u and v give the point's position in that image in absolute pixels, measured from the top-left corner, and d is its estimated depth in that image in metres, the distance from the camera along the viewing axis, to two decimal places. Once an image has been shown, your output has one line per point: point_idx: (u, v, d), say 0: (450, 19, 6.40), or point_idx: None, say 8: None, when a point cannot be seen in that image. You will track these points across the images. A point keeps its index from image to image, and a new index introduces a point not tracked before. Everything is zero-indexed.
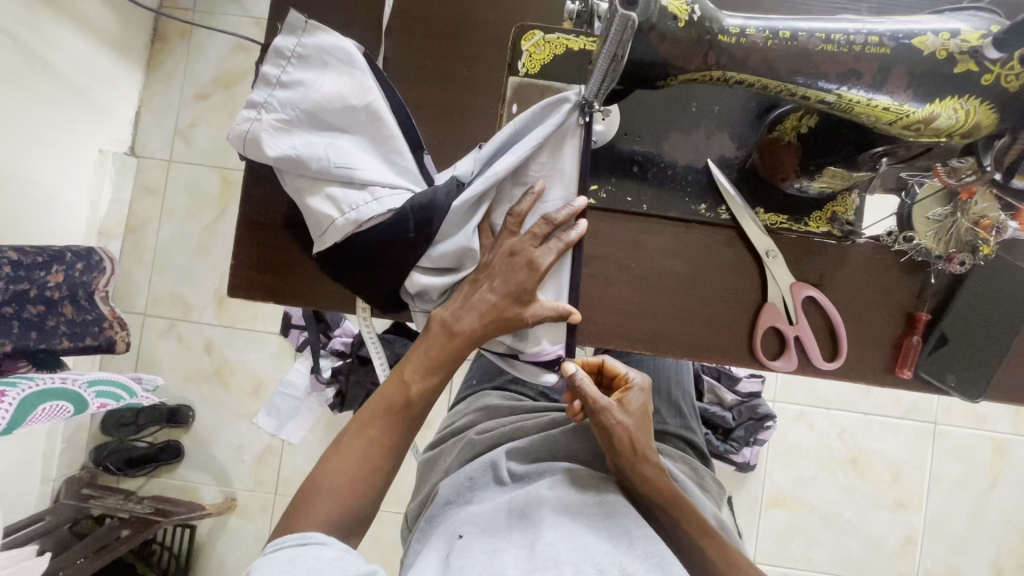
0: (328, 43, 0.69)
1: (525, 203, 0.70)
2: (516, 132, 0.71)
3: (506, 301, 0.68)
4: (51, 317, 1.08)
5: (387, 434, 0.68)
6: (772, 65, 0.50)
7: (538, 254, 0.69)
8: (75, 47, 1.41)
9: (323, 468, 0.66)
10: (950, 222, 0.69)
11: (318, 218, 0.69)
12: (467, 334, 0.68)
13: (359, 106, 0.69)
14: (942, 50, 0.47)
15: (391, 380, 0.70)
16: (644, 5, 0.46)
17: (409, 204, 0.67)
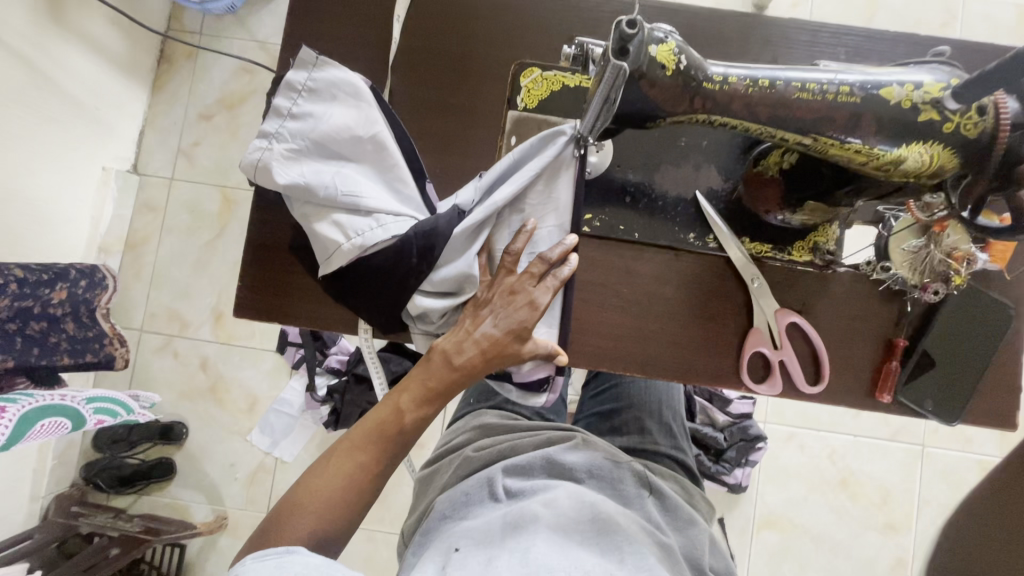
0: (338, 77, 0.73)
1: (522, 242, 0.73)
2: (514, 163, 0.75)
3: (507, 337, 0.72)
4: (52, 334, 1.10)
5: (376, 458, 0.71)
6: (753, 109, 0.53)
7: (537, 294, 0.73)
8: (83, 68, 1.45)
9: (307, 484, 0.69)
10: (924, 253, 0.72)
11: (325, 243, 0.72)
12: (466, 368, 0.72)
13: (365, 137, 0.73)
14: (907, 100, 0.51)
15: (386, 404, 0.72)
16: (635, 54, 0.50)
17: (413, 231, 0.71)
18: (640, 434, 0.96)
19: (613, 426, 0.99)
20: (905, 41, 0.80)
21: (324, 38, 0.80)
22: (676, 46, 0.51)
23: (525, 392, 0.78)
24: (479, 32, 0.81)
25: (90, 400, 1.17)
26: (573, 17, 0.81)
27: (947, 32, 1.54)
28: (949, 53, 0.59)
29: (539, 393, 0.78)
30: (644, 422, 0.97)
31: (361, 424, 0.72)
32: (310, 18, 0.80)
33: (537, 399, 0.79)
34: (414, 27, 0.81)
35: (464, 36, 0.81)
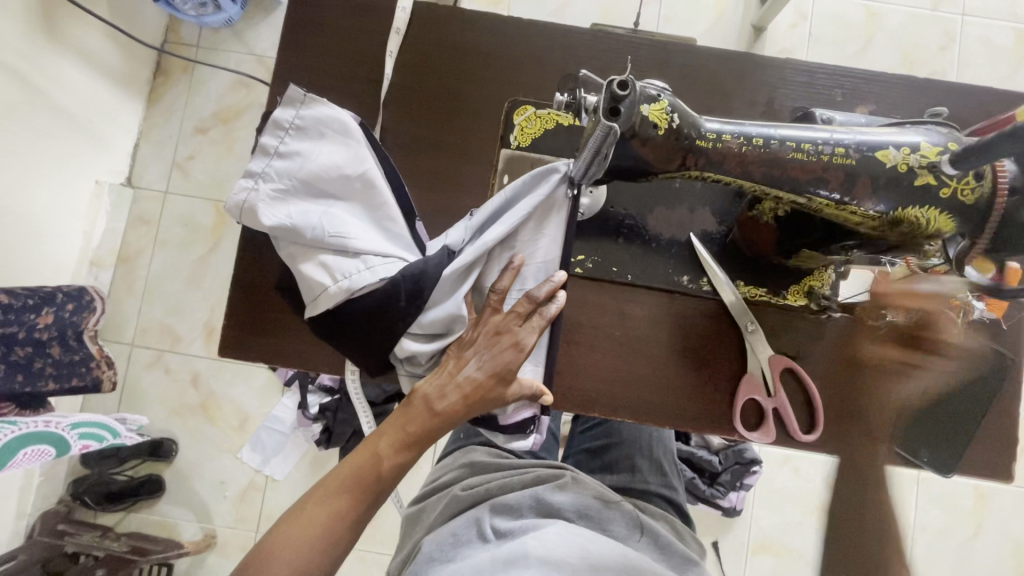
0: (326, 116, 0.72)
1: (507, 280, 0.72)
2: (505, 203, 0.74)
3: (490, 381, 0.70)
4: (38, 359, 1.09)
5: (352, 507, 0.66)
6: (747, 168, 0.53)
7: (522, 335, 0.71)
8: (77, 82, 1.41)
9: (279, 532, 0.64)
10: (922, 301, 0.72)
11: (311, 284, 0.71)
12: (448, 414, 0.69)
13: (354, 175, 0.72)
14: (904, 164, 0.50)
15: (364, 449, 0.68)
16: (626, 115, 0.49)
17: (401, 273, 0.70)
18: (630, 473, 0.95)
19: (603, 463, 0.99)
20: (904, 82, 0.79)
21: (317, 71, 0.79)
22: (669, 104, 0.51)
23: (509, 434, 0.77)
24: (473, 69, 0.80)
25: (76, 425, 1.15)
26: (568, 55, 0.81)
27: (945, 55, 1.53)
28: (944, 114, 0.58)
29: (525, 435, 0.77)
30: (634, 460, 0.96)
31: (337, 469, 0.68)
32: (302, 54, 0.80)
33: (525, 442, 0.77)
34: (407, 63, 0.80)
35: (458, 72, 0.81)
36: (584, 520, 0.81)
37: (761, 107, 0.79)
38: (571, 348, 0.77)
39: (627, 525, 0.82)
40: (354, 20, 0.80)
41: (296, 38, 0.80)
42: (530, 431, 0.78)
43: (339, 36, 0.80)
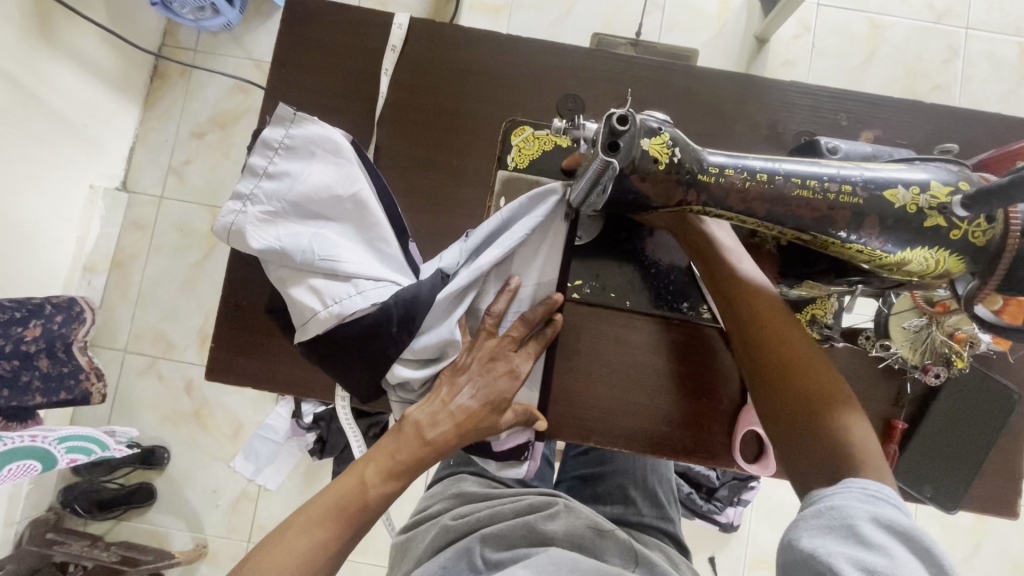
0: (317, 135, 0.70)
1: (502, 305, 0.71)
2: (501, 225, 0.72)
3: (483, 409, 0.68)
4: (24, 373, 1.07)
5: (338, 534, 0.62)
6: (749, 204, 0.51)
7: (517, 362, 0.70)
8: (72, 86, 1.39)
9: (258, 556, 0.60)
10: (925, 334, 0.69)
11: (300, 309, 0.68)
12: (440, 443, 0.67)
13: (345, 196, 0.70)
14: (913, 204, 0.48)
15: (350, 475, 0.65)
16: (626, 149, 0.47)
17: (393, 298, 0.67)
18: (624, 504, 0.93)
19: (595, 494, 0.97)
20: (909, 107, 0.78)
21: (311, 84, 0.78)
22: (669, 139, 0.49)
23: (502, 461, 0.76)
24: (470, 88, 0.79)
25: (63, 438, 1.13)
26: (566, 74, 0.79)
27: (949, 68, 1.52)
28: (954, 150, 0.59)
29: (519, 462, 0.76)
30: (628, 491, 0.95)
31: (321, 495, 0.64)
32: (294, 70, 0.78)
33: (518, 470, 0.77)
34: (403, 82, 0.79)
35: (455, 91, 0.79)
36: (578, 549, 0.78)
37: (763, 130, 0.78)
38: (564, 375, 0.76)
39: (622, 555, 0.78)
40: (347, 35, 0.79)
41: (287, 53, 0.78)
42: (524, 458, 0.77)
43: (331, 52, 0.78)
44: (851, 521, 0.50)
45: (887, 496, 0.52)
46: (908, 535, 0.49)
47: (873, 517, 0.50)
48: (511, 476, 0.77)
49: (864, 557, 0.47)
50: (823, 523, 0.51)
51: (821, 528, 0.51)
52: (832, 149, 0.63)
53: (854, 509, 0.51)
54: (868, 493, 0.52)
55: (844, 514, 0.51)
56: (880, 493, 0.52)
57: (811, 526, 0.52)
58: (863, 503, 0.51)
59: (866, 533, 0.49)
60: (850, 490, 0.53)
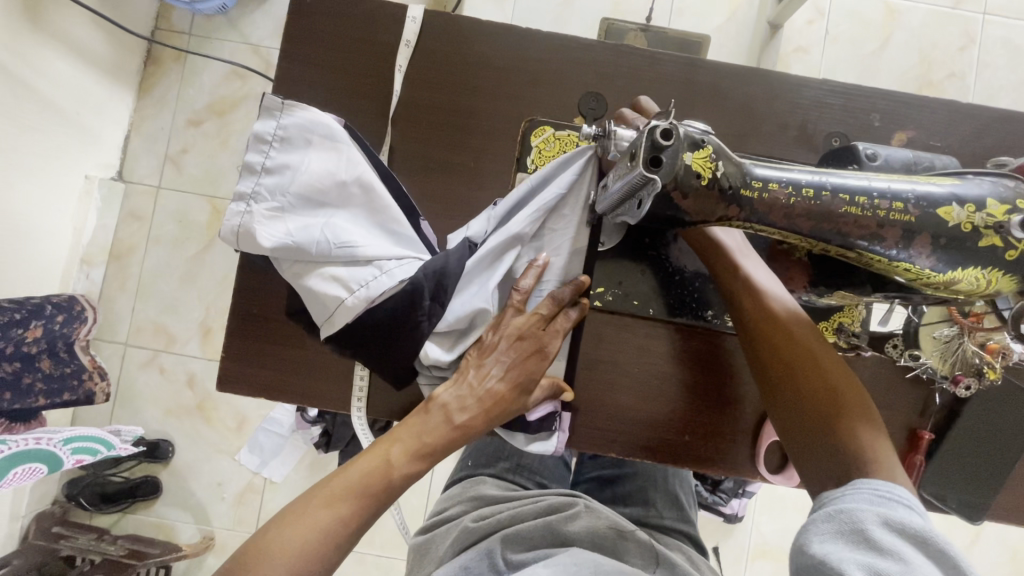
0: (310, 121, 0.66)
1: (530, 281, 0.68)
2: (527, 194, 0.69)
3: (513, 392, 0.66)
4: (26, 375, 1.04)
5: (359, 514, 0.59)
6: (793, 220, 0.48)
7: (546, 341, 0.67)
8: (63, 73, 1.33)
9: (278, 526, 0.57)
10: (956, 343, 0.68)
11: (324, 300, 0.65)
12: (469, 427, 0.64)
13: (350, 180, 0.66)
14: (967, 223, 0.46)
15: (374, 454, 0.62)
16: (669, 165, 0.44)
17: (422, 271, 0.66)
18: (643, 505, 0.92)
19: (612, 494, 0.96)
20: (943, 106, 0.75)
21: (321, 79, 0.75)
22: (713, 152, 0.47)
23: (531, 433, 0.71)
24: (487, 85, 0.76)
25: (67, 440, 1.11)
26: (585, 66, 0.76)
27: (964, 56, 1.48)
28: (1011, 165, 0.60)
29: (547, 434, 0.72)
30: (646, 492, 0.94)
31: (343, 473, 0.61)
32: (302, 65, 0.74)
33: (547, 443, 0.72)
34: (415, 78, 0.75)
35: (470, 89, 0.75)
36: (599, 550, 0.76)
37: (792, 131, 0.75)
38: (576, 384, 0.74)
39: (642, 556, 0.76)
40: (357, 28, 0.75)
41: (293, 48, 0.74)
42: (553, 430, 0.72)
43: (339, 45, 0.75)
44: (862, 526, 0.47)
45: (901, 496, 0.49)
46: (922, 537, 0.47)
47: (885, 521, 0.47)
48: (539, 451, 0.72)
49: (875, 564, 0.45)
50: (833, 529, 0.49)
51: (832, 534, 0.48)
52: (870, 156, 0.60)
53: (864, 512, 0.48)
54: (879, 494, 0.49)
55: (855, 519, 0.48)
56: (894, 494, 0.49)
57: (821, 532, 0.49)
58: (874, 506, 0.48)
59: (877, 538, 0.46)
60: (860, 492, 0.50)
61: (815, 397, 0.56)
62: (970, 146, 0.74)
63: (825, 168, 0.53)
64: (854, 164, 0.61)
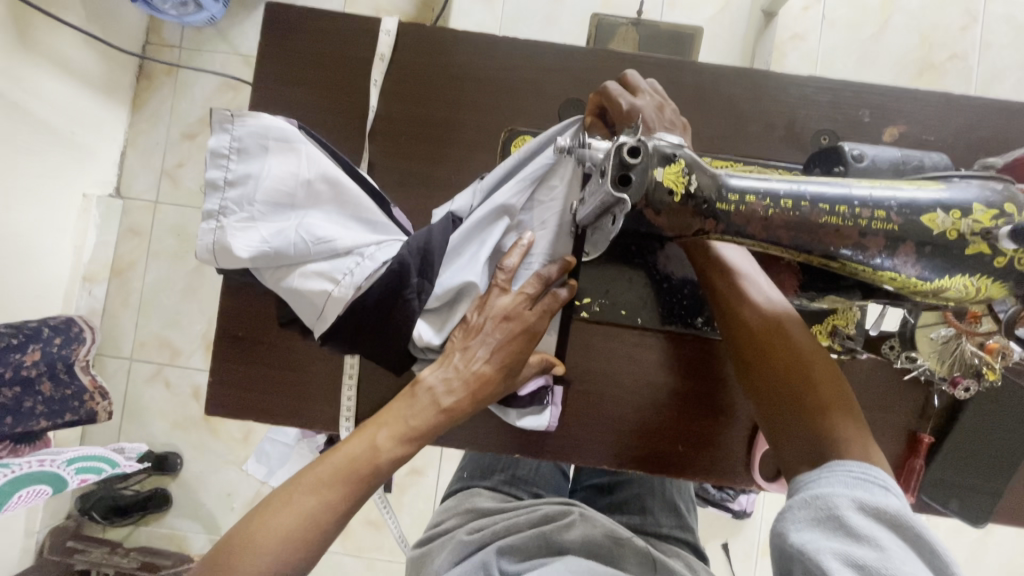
0: (262, 127, 0.65)
1: (515, 259, 0.66)
2: (514, 166, 0.69)
3: (499, 374, 0.64)
4: (27, 399, 1.05)
5: (345, 497, 0.58)
6: (773, 233, 0.47)
7: (533, 321, 0.65)
8: (55, 94, 1.33)
9: (266, 512, 0.56)
10: (954, 345, 0.65)
11: (312, 298, 0.66)
12: (455, 410, 0.63)
13: (314, 177, 0.66)
14: (953, 230, 0.44)
15: (359, 439, 0.60)
16: (639, 182, 0.43)
17: (407, 248, 0.65)
18: (641, 513, 0.91)
19: (610, 502, 0.95)
20: (936, 99, 0.72)
21: (300, 97, 0.74)
22: (686, 165, 0.45)
23: (522, 408, 0.70)
24: (467, 97, 0.74)
25: (70, 461, 1.12)
26: (565, 70, 0.74)
27: (966, 36, 1.44)
28: (1000, 166, 0.58)
29: (540, 408, 0.70)
30: (644, 501, 0.93)
31: (328, 459, 0.59)
32: (282, 84, 0.74)
33: (540, 418, 0.70)
34: (393, 93, 0.74)
35: (450, 102, 0.74)
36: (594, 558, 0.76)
37: (780, 130, 0.73)
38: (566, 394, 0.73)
39: (639, 564, 0.76)
40: (334, 43, 0.74)
41: (271, 67, 0.74)
42: (546, 404, 0.71)
43: (317, 62, 0.74)
44: (838, 512, 0.45)
45: (877, 480, 0.47)
46: (899, 521, 0.45)
47: (861, 505, 0.45)
48: (531, 425, 0.70)
49: (852, 552, 0.43)
50: (809, 515, 0.47)
51: (809, 521, 0.47)
52: (857, 156, 0.58)
53: (839, 497, 0.46)
54: (855, 478, 0.47)
55: (831, 504, 0.46)
56: (869, 475, 0.47)
57: (797, 519, 0.47)
58: (849, 489, 0.46)
59: (854, 524, 0.44)
60: (836, 475, 0.48)
61: (794, 380, 0.54)
62: (965, 139, 0.72)
63: (805, 176, 0.51)
64: (840, 166, 0.59)
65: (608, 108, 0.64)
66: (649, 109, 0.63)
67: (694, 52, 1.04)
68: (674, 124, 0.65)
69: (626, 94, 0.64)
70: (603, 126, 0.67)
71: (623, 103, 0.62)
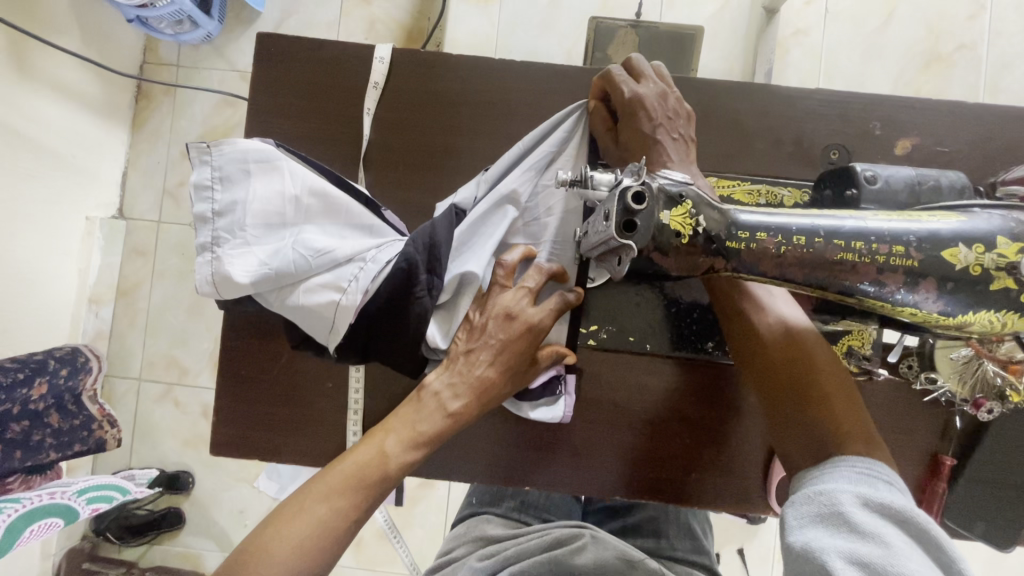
0: (240, 151, 0.64)
1: (515, 254, 0.65)
2: (519, 153, 0.69)
3: (503, 377, 0.62)
4: (35, 432, 1.05)
5: (356, 501, 0.57)
6: (786, 271, 0.45)
7: (534, 316, 0.63)
8: (54, 117, 1.31)
9: (280, 519, 0.55)
10: (974, 366, 0.61)
11: (321, 312, 0.63)
12: (462, 415, 0.61)
13: (302, 192, 0.65)
14: (976, 265, 0.42)
15: (369, 445, 0.60)
16: (644, 227, 0.42)
17: (412, 243, 0.64)
18: (654, 537, 0.89)
19: (623, 525, 0.94)
20: (951, 109, 0.70)
21: (297, 128, 0.73)
22: (692, 207, 0.44)
23: (535, 399, 0.68)
24: (464, 122, 0.73)
25: (82, 492, 1.10)
26: (559, 83, 0.73)
27: (975, 25, 1.39)
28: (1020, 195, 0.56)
29: (555, 397, 0.69)
30: (657, 523, 0.91)
31: (338, 466, 0.58)
32: (277, 116, 0.73)
33: (554, 409, 0.69)
34: (387, 124, 0.73)
35: (447, 129, 0.73)
36: None
37: (788, 146, 0.71)
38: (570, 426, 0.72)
39: None
40: (330, 74, 0.73)
41: (267, 98, 0.73)
42: (558, 394, 0.69)
43: (314, 91, 0.73)
44: (840, 508, 0.44)
45: (881, 475, 0.46)
46: (905, 517, 0.43)
47: (865, 500, 0.44)
48: (546, 417, 0.68)
49: (854, 549, 0.41)
50: (812, 512, 0.45)
51: (811, 518, 0.45)
52: (870, 178, 0.56)
53: (842, 493, 0.45)
54: (857, 473, 0.46)
55: (834, 501, 0.45)
56: (873, 470, 0.46)
57: (800, 517, 0.46)
58: (852, 485, 0.45)
59: (856, 519, 0.43)
60: (839, 471, 0.47)
61: (800, 382, 0.54)
62: (981, 149, 0.69)
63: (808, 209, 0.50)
64: (852, 188, 0.57)
65: (611, 94, 0.65)
66: (652, 96, 0.64)
67: (695, 56, 0.96)
68: (678, 114, 0.64)
69: (630, 81, 0.64)
70: (607, 112, 0.68)
71: (625, 90, 0.63)
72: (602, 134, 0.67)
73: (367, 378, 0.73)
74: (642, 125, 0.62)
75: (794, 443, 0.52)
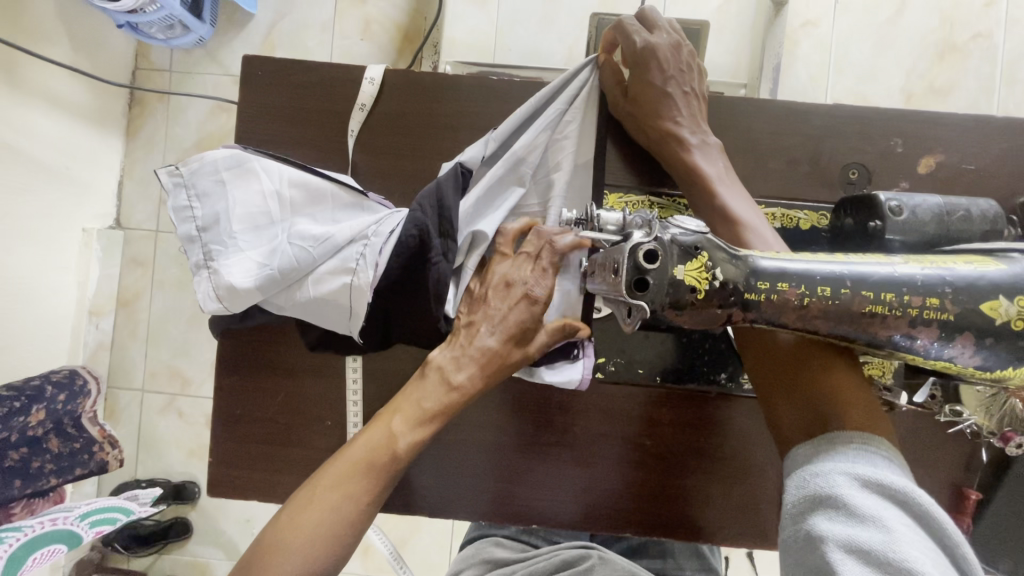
0: (209, 163, 0.62)
1: (518, 224, 0.62)
2: (525, 114, 0.66)
3: (507, 346, 0.57)
4: (35, 458, 1.02)
5: (368, 488, 0.54)
6: (809, 324, 0.42)
7: (534, 283, 0.58)
8: (47, 129, 1.27)
9: (289, 512, 0.53)
10: (999, 399, 0.59)
11: (335, 299, 0.62)
12: (469, 389, 0.57)
13: (283, 187, 0.63)
14: (1019, 319, 0.40)
15: (374, 429, 0.57)
16: (654, 287, 0.40)
17: (420, 206, 0.62)
18: (662, 559, 0.86)
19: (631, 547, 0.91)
20: (979, 122, 0.66)
21: (291, 155, 0.70)
22: (709, 259, 0.41)
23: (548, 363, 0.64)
24: (461, 146, 0.69)
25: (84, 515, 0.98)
26: None
27: (992, 12, 1.32)
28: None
29: (570, 359, 0.64)
30: (665, 543, 0.88)
31: (350, 450, 0.55)
32: (269, 143, 0.70)
33: (569, 371, 0.64)
34: (380, 154, 0.70)
35: (444, 154, 0.70)
36: None
37: (805, 166, 0.67)
38: (559, 454, 0.70)
39: None
40: (322, 95, 0.69)
41: (257, 123, 0.69)
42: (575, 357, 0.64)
43: (307, 112, 0.69)
44: (838, 491, 0.41)
45: (879, 453, 0.43)
46: (903, 498, 0.41)
47: (863, 482, 0.41)
48: (561, 380, 0.64)
49: (853, 536, 0.39)
50: (806, 498, 0.43)
51: (806, 504, 0.43)
52: (896, 210, 0.52)
53: (836, 474, 0.42)
54: (855, 453, 0.43)
55: (829, 483, 0.42)
56: (869, 448, 0.43)
57: (794, 504, 0.43)
58: (847, 466, 0.42)
59: (855, 502, 0.40)
60: (835, 451, 0.44)
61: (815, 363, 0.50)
62: (1009, 164, 0.66)
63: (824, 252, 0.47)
64: (877, 219, 0.53)
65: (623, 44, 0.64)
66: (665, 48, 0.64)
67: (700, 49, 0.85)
68: (690, 67, 0.65)
69: (642, 31, 0.64)
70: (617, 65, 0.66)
71: (637, 40, 0.62)
72: (611, 87, 0.66)
73: (368, 409, 0.70)
74: (654, 76, 0.63)
75: (806, 420, 0.48)
